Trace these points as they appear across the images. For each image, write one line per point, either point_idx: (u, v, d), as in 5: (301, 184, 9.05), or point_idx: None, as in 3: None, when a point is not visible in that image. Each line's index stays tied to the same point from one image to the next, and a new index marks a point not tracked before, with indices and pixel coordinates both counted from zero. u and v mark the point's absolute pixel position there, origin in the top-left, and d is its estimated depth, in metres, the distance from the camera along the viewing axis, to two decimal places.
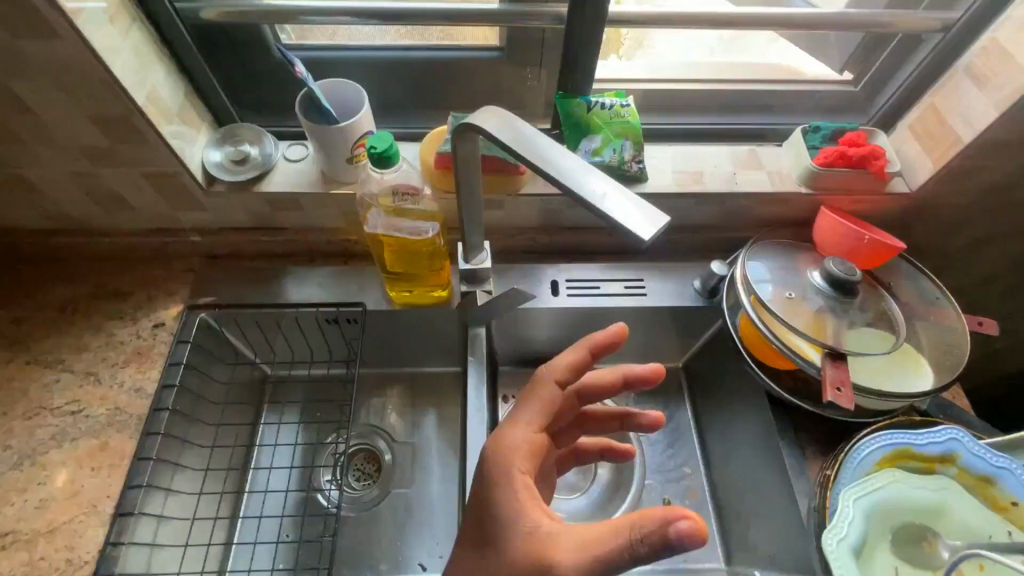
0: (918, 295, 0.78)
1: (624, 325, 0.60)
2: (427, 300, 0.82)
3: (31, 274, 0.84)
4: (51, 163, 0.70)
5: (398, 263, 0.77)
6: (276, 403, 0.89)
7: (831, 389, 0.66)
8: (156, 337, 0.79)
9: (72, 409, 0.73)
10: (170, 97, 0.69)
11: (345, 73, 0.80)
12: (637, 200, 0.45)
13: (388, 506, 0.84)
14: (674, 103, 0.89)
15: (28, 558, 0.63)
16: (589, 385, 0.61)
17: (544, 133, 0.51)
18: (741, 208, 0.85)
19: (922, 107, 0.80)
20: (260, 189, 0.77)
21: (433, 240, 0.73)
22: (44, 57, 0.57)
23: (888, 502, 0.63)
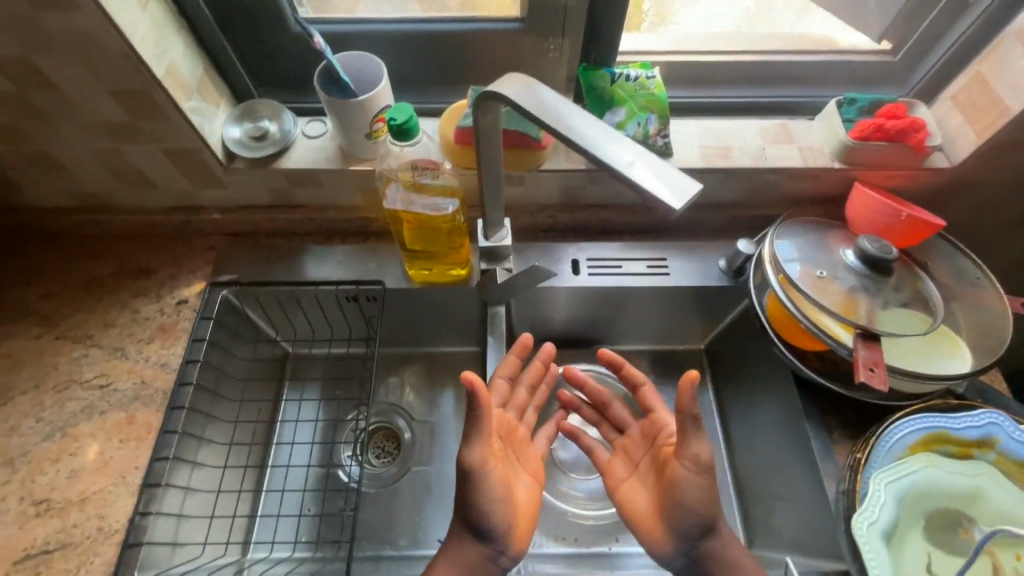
0: (957, 275, 0.74)
1: (529, 333, 0.70)
2: (444, 278, 0.82)
3: (59, 251, 0.85)
4: (74, 140, 0.71)
5: (414, 241, 0.77)
6: (298, 380, 0.90)
7: (864, 370, 0.64)
8: (180, 313, 0.80)
9: (100, 383, 0.74)
10: (189, 71, 0.68)
11: (362, 47, 0.79)
12: (663, 169, 0.43)
13: (406, 483, 0.84)
14: (700, 76, 0.86)
15: (61, 526, 0.65)
16: (528, 381, 0.71)
17: (568, 99, 0.49)
18: (769, 184, 0.82)
19: (968, 76, 0.75)
20: (280, 165, 0.76)
21: (450, 217, 0.72)
22: (64, 31, 0.57)
23: (922, 486, 0.61)
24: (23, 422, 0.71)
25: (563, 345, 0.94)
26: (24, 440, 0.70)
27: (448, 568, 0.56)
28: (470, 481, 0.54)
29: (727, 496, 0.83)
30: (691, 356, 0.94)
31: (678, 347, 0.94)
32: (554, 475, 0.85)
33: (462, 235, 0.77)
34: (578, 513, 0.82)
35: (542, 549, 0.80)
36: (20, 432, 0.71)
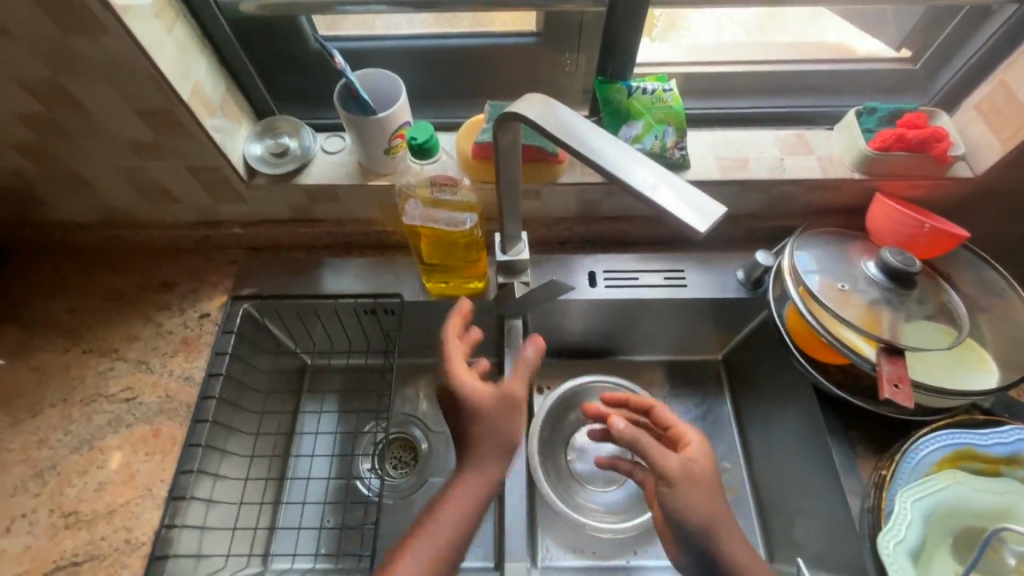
0: (982, 286, 0.73)
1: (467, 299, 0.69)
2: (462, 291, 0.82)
3: (85, 265, 0.87)
4: (102, 159, 0.73)
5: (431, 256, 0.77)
6: (316, 391, 0.91)
7: (888, 386, 0.63)
8: (203, 327, 0.81)
9: (126, 396, 0.76)
10: (213, 91, 0.70)
11: (379, 63, 0.80)
12: (686, 188, 0.43)
13: (424, 494, 0.85)
14: (716, 87, 0.86)
15: (90, 538, 0.67)
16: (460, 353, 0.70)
17: (586, 118, 0.49)
18: (787, 195, 0.81)
19: (990, 84, 0.74)
20: (300, 181, 0.78)
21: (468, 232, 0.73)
22: (94, 55, 0.58)
23: (949, 504, 0.59)
24: (52, 435, 0.73)
25: (578, 355, 0.94)
26: (53, 452, 0.72)
27: (474, 489, 0.58)
28: (515, 411, 0.61)
29: (746, 510, 0.82)
30: (708, 367, 0.94)
31: (695, 358, 0.94)
32: (570, 486, 0.85)
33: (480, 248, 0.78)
34: (597, 526, 0.78)
35: (557, 561, 0.81)
36: (49, 444, 0.72)
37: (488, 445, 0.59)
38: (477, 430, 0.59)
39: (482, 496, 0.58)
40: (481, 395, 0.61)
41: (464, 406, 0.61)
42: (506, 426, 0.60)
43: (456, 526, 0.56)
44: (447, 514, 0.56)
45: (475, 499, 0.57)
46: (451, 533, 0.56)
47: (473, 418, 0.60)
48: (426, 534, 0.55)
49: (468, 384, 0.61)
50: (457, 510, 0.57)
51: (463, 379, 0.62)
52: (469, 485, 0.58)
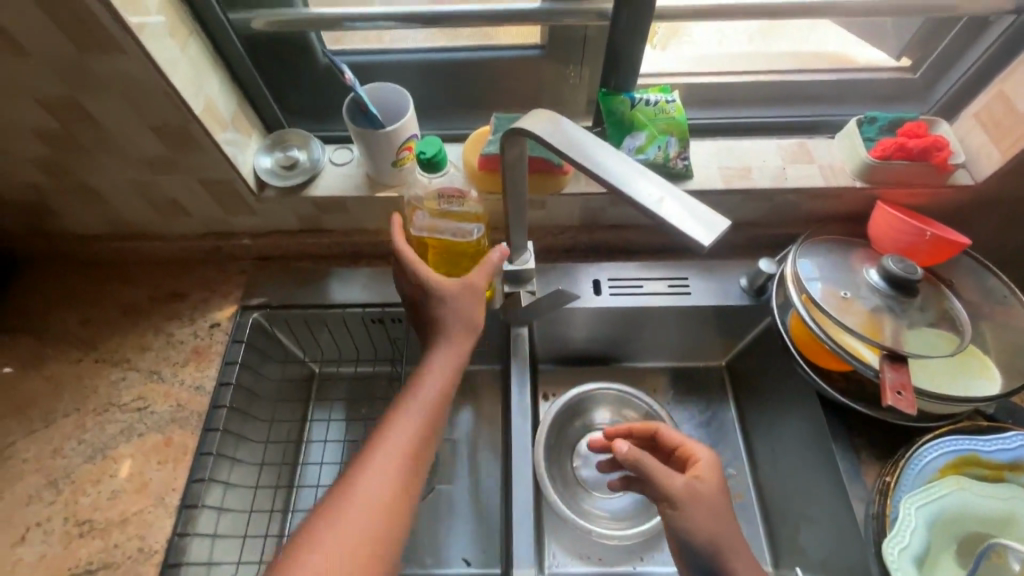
0: (984, 293, 0.74)
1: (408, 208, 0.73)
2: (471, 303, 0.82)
3: (97, 276, 0.88)
4: (115, 172, 0.74)
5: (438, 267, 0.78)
6: (324, 400, 0.92)
7: (891, 394, 0.64)
8: (213, 336, 0.82)
9: (139, 405, 0.77)
10: (225, 106, 0.71)
11: (386, 76, 0.81)
12: (690, 202, 0.44)
13: (431, 502, 0.85)
14: (718, 96, 0.87)
15: (104, 546, 0.68)
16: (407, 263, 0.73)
17: (592, 134, 0.50)
18: (790, 204, 0.82)
19: (989, 93, 0.75)
20: (309, 193, 0.79)
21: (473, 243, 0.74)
22: (111, 73, 0.60)
23: (953, 510, 0.60)
24: (66, 444, 0.74)
25: (584, 362, 0.95)
26: (67, 461, 0.73)
27: (450, 359, 0.64)
28: (477, 298, 0.67)
29: (751, 517, 0.83)
30: (712, 373, 0.95)
31: (699, 364, 0.95)
32: (576, 493, 0.85)
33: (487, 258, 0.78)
34: (602, 533, 0.78)
35: (563, 568, 0.81)
36: (63, 453, 0.74)
37: (457, 325, 0.65)
38: (445, 313, 0.65)
39: (453, 376, 0.63)
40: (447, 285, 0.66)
41: (432, 294, 0.66)
42: (468, 307, 0.66)
43: (438, 392, 0.61)
44: (429, 381, 0.62)
45: (451, 368, 0.63)
46: (435, 398, 0.61)
47: (441, 302, 0.65)
48: (412, 402, 0.60)
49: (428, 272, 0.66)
50: (438, 377, 0.62)
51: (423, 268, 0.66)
52: (444, 358, 0.63)
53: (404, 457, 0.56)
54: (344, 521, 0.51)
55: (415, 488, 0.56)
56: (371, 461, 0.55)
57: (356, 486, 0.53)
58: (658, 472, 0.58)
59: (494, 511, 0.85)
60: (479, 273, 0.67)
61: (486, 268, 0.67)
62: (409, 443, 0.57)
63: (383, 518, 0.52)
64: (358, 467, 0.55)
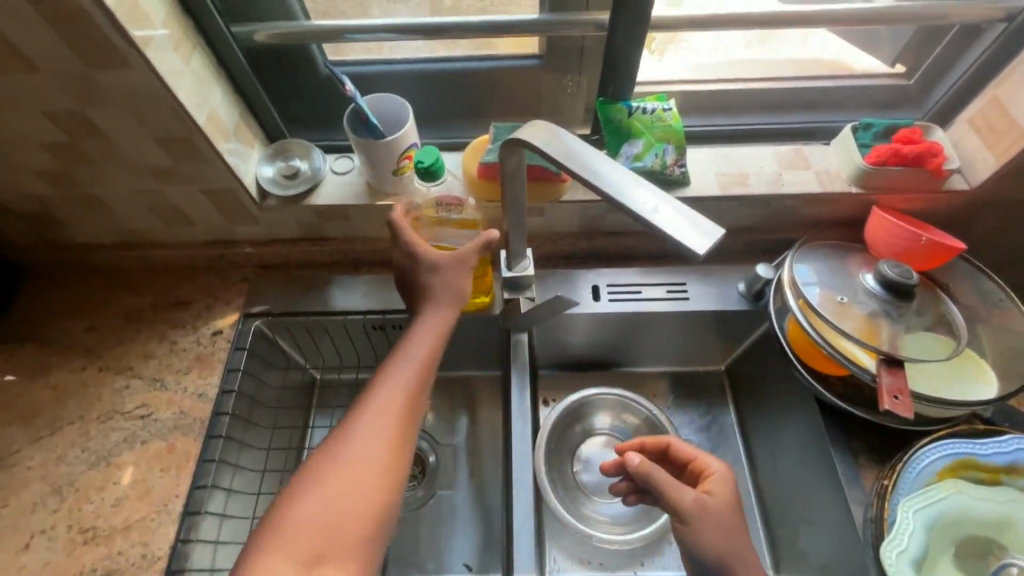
0: (980, 296, 0.74)
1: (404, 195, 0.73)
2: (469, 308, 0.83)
3: (101, 284, 0.89)
4: (119, 183, 0.75)
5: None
6: (325, 406, 0.92)
7: (888, 398, 0.64)
8: (216, 344, 0.83)
9: (142, 413, 0.78)
10: (227, 117, 0.72)
11: (387, 86, 0.82)
12: (686, 210, 0.45)
13: (432, 507, 0.86)
14: (715, 103, 0.88)
15: (107, 552, 0.68)
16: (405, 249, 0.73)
17: (589, 143, 0.51)
18: (787, 209, 0.83)
19: (983, 99, 0.76)
20: (311, 202, 0.80)
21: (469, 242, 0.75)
22: (116, 87, 0.61)
23: (951, 513, 0.60)
24: (70, 452, 0.75)
25: (584, 367, 0.96)
26: (71, 468, 0.74)
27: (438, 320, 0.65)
28: (467, 266, 0.68)
29: (751, 522, 0.83)
30: (712, 378, 0.95)
31: (699, 369, 0.95)
32: (576, 498, 0.86)
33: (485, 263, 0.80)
34: (603, 538, 0.78)
35: (563, 573, 0.81)
36: (67, 461, 0.74)
37: (445, 294, 0.67)
38: (436, 281, 0.67)
39: (442, 334, 0.65)
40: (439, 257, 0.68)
41: (424, 263, 0.67)
42: (458, 277, 0.68)
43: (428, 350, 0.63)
44: (418, 340, 0.63)
45: (440, 328, 0.65)
46: (425, 354, 0.62)
47: (433, 272, 0.67)
48: (402, 360, 0.61)
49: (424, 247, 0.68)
50: (428, 336, 0.64)
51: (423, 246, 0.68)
52: (433, 319, 0.65)
53: (398, 409, 0.58)
54: (347, 468, 0.53)
55: (411, 438, 0.57)
56: (367, 411, 0.57)
57: (354, 438, 0.55)
58: (669, 484, 0.59)
59: (494, 516, 0.85)
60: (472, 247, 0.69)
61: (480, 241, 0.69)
62: (402, 396, 0.59)
63: (382, 465, 0.54)
64: (353, 420, 0.56)
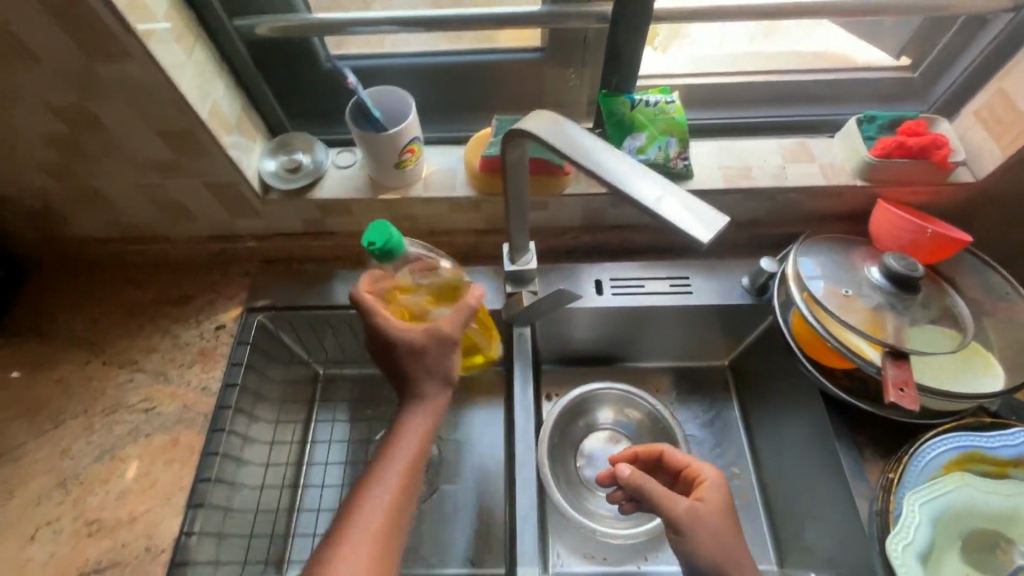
0: (986, 290, 0.74)
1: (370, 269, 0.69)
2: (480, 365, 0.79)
3: (104, 279, 0.90)
4: (123, 177, 0.75)
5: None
6: (329, 401, 0.92)
7: (893, 390, 0.64)
8: (218, 338, 0.83)
9: (146, 407, 0.78)
10: (230, 111, 0.72)
11: (389, 80, 0.82)
12: (689, 200, 0.45)
13: (435, 501, 0.86)
14: (719, 97, 0.87)
15: (111, 545, 0.68)
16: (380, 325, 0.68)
17: (592, 134, 0.51)
18: (791, 202, 0.82)
19: (990, 90, 0.75)
20: (313, 195, 0.80)
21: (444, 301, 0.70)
22: (118, 79, 0.61)
23: (958, 506, 0.60)
24: (75, 445, 0.75)
25: (587, 362, 0.96)
26: (76, 461, 0.74)
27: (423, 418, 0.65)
28: (450, 346, 0.66)
29: (755, 516, 0.83)
30: (716, 373, 0.95)
31: (702, 364, 0.95)
32: (580, 493, 0.86)
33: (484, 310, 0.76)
34: (606, 532, 0.77)
35: (567, 567, 0.81)
36: (72, 454, 0.75)
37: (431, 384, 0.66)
38: (419, 367, 0.66)
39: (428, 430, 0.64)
40: (418, 338, 0.65)
41: (404, 349, 0.65)
42: (442, 362, 0.66)
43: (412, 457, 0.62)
44: (403, 443, 0.63)
45: (425, 427, 0.64)
46: (411, 461, 0.62)
47: (415, 357, 0.65)
48: (387, 470, 0.61)
49: (399, 327, 0.65)
50: (412, 438, 0.63)
51: (398, 327, 0.65)
52: (418, 420, 0.65)
53: (380, 524, 0.57)
54: None
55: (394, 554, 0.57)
56: (348, 535, 0.56)
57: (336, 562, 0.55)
58: (664, 495, 0.59)
59: (498, 512, 0.85)
60: (453, 322, 0.66)
61: (460, 316, 0.67)
62: (388, 512, 0.58)
63: None
64: (335, 538, 0.56)
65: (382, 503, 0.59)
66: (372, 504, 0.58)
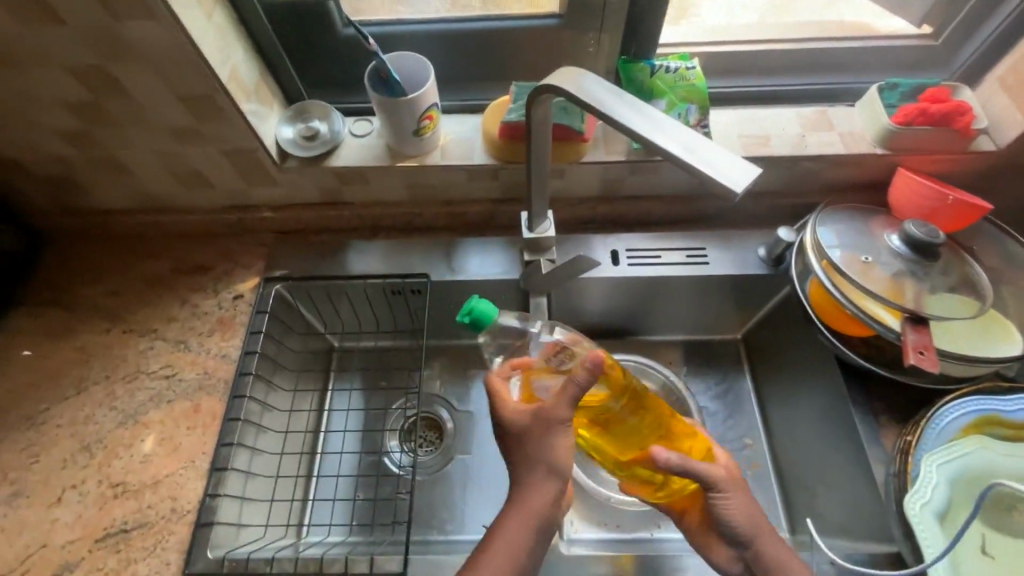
0: (1004, 258, 0.74)
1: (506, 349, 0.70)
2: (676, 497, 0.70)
3: (121, 250, 0.90)
4: (141, 144, 0.75)
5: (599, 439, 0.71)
6: (344, 371, 0.93)
7: (913, 353, 0.64)
8: (237, 307, 0.84)
9: (167, 373, 0.79)
10: (248, 76, 0.72)
11: (405, 47, 0.81)
12: (723, 152, 0.45)
13: (451, 470, 0.87)
14: (738, 66, 0.86)
15: (137, 506, 0.70)
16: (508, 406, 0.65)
17: (620, 91, 0.51)
18: (810, 172, 0.82)
19: (1015, 56, 0.74)
20: (330, 163, 0.79)
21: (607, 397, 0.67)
22: (140, 40, 0.60)
23: (975, 468, 0.61)
24: (97, 411, 0.76)
25: (600, 336, 0.96)
26: (99, 426, 0.75)
27: (521, 515, 0.59)
28: (554, 427, 0.60)
29: (767, 484, 0.84)
30: (729, 346, 0.95)
31: (715, 337, 0.96)
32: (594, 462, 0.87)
33: (656, 423, 0.71)
34: (617, 499, 0.83)
35: (580, 534, 0.82)
36: (95, 420, 0.75)
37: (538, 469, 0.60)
38: (519, 449, 0.62)
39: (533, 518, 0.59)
40: (523, 419, 0.62)
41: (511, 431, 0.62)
42: (544, 448, 0.60)
43: (508, 560, 0.58)
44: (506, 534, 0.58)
45: (530, 512, 0.60)
46: (513, 549, 0.58)
47: (519, 439, 0.62)
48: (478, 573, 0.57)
49: (507, 408, 0.63)
50: (515, 528, 0.59)
51: (509, 410, 0.63)
52: (514, 521, 0.59)
53: None
54: None
55: None
56: None
57: None
58: (694, 470, 0.62)
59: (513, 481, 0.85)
60: (559, 403, 0.60)
61: (565, 398, 0.59)
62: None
63: None
64: None
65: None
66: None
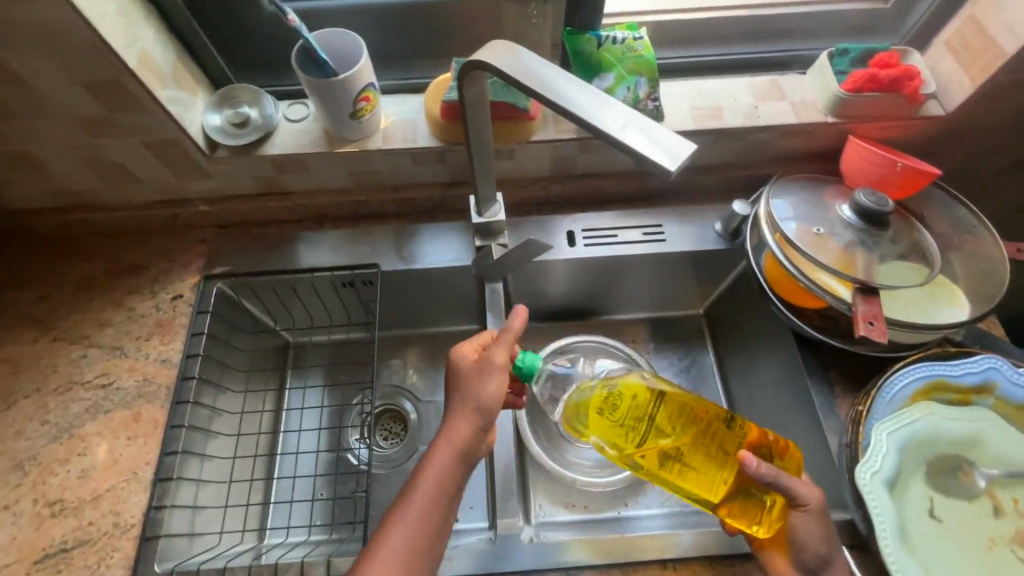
0: (954, 223, 0.74)
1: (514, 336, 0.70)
2: (773, 525, 0.61)
3: (47, 253, 0.84)
4: (51, 138, 0.69)
5: (679, 481, 0.65)
6: (300, 368, 0.91)
7: (863, 324, 0.64)
8: (176, 308, 0.79)
9: (103, 382, 0.74)
10: (163, 60, 0.66)
11: (338, 24, 0.76)
12: (658, 126, 0.43)
13: (415, 461, 0.85)
14: (689, 34, 0.84)
15: (77, 523, 0.66)
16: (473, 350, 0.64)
17: (553, 64, 0.48)
18: (763, 143, 0.80)
19: (961, 18, 0.74)
20: (264, 152, 0.75)
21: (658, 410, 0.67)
22: (27, 22, 0.54)
23: (922, 435, 0.62)
24: (29, 426, 0.71)
25: (562, 318, 0.94)
26: (31, 443, 0.70)
27: (447, 459, 0.57)
28: (489, 368, 0.60)
29: None
30: (690, 321, 0.95)
31: (676, 312, 0.95)
32: (560, 445, 0.87)
33: (743, 429, 0.66)
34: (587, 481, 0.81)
35: (549, 517, 0.82)
36: (26, 435, 0.71)
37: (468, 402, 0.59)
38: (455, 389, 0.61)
39: (461, 452, 0.57)
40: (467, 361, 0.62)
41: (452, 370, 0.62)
42: (476, 388, 0.60)
43: (438, 488, 0.56)
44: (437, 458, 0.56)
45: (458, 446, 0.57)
46: (443, 478, 0.56)
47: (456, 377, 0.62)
48: (407, 504, 0.55)
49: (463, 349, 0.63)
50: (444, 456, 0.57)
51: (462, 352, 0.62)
52: (438, 459, 0.57)
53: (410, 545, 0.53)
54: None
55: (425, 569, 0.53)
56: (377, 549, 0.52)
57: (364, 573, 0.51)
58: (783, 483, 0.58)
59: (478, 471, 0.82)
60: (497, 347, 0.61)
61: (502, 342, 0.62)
62: (410, 552, 0.53)
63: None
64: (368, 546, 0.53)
65: (404, 544, 0.53)
66: (392, 546, 0.52)
